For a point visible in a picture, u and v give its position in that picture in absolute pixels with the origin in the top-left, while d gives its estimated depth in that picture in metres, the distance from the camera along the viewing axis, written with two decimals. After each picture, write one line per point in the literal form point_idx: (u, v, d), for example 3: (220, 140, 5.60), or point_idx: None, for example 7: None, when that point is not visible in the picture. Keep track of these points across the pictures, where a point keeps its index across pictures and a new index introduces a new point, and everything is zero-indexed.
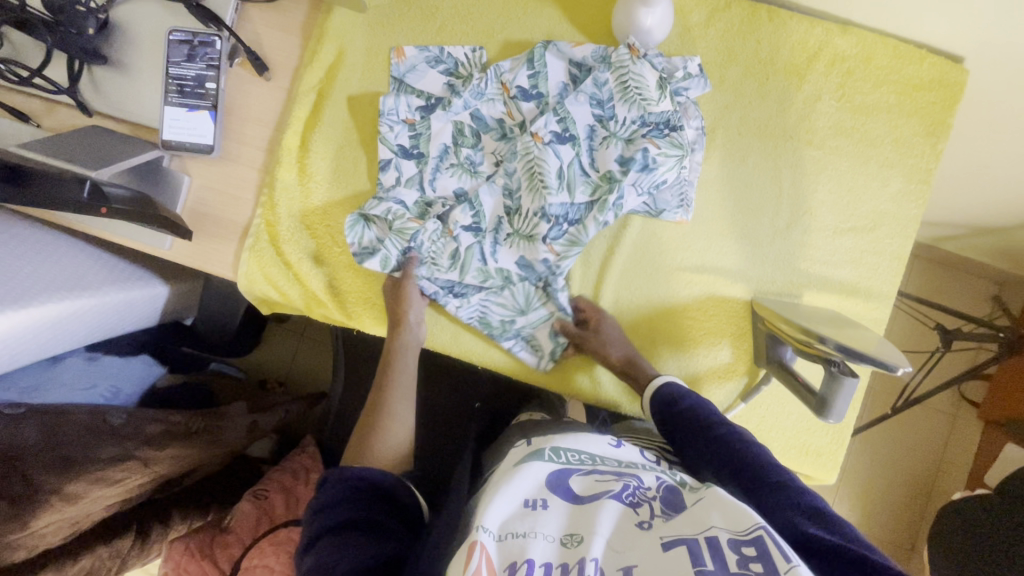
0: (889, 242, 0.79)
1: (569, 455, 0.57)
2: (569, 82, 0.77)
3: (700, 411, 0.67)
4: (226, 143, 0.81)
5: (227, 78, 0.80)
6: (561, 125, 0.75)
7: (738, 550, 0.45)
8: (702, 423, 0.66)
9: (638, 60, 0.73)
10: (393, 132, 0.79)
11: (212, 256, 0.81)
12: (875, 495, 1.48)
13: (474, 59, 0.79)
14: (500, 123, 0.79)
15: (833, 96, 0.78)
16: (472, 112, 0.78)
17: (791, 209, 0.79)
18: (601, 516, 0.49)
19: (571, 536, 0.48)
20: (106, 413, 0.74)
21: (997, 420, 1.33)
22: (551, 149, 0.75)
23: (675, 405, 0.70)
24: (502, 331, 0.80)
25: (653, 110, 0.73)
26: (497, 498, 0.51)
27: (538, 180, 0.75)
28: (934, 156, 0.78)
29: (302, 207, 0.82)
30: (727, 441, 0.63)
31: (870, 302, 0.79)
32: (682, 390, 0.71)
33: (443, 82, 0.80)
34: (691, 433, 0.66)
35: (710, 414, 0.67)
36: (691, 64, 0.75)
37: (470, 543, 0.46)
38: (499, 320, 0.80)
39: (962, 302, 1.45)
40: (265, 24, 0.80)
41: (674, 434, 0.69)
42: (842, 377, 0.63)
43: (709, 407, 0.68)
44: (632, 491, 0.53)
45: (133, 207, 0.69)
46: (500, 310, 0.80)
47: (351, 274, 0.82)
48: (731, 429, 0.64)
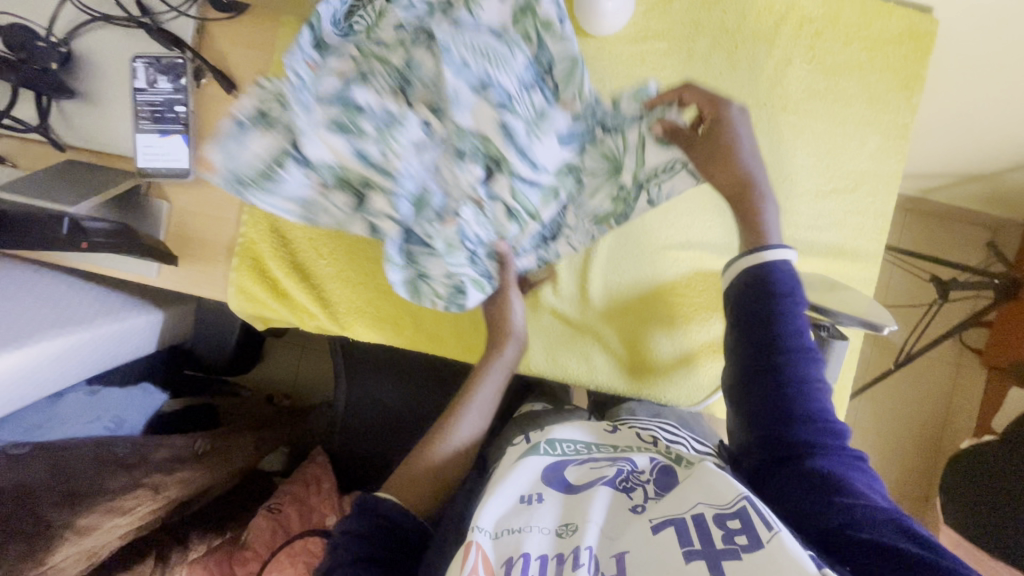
0: (872, 201, 0.79)
1: (564, 446, 0.63)
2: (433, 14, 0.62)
3: (783, 323, 0.59)
4: (202, 165, 0.81)
5: (196, 99, 0.80)
6: (472, 18, 0.62)
7: (724, 525, 0.47)
8: (773, 342, 0.58)
9: None
10: (238, 131, 0.57)
11: (201, 278, 0.82)
12: (887, 453, 1.49)
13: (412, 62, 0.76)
14: (387, 43, 0.62)
15: (804, 59, 0.77)
16: (360, 54, 0.62)
17: (771, 177, 0.78)
18: (594, 504, 0.53)
19: (565, 526, 0.52)
20: (111, 444, 0.75)
21: (1003, 366, 1.33)
22: (451, 20, 0.61)
23: (758, 302, 0.60)
24: (626, 198, 0.69)
25: (552, 10, 0.63)
26: (494, 496, 0.55)
27: (490, 55, 0.60)
28: (909, 110, 0.77)
29: (283, 223, 0.82)
30: (787, 372, 0.57)
31: (858, 263, 0.79)
32: (786, 288, 0.60)
33: None
34: (761, 343, 0.59)
35: (792, 328, 0.58)
36: None
37: (466, 543, 0.50)
38: (613, 199, 0.70)
39: (953, 251, 1.46)
40: (228, 41, 0.80)
41: (745, 334, 0.60)
42: (832, 339, 0.62)
43: (798, 321, 0.59)
44: (624, 477, 0.57)
45: (116, 237, 0.69)
46: (608, 195, 0.70)
47: (338, 285, 0.82)
48: (802, 354, 0.58)
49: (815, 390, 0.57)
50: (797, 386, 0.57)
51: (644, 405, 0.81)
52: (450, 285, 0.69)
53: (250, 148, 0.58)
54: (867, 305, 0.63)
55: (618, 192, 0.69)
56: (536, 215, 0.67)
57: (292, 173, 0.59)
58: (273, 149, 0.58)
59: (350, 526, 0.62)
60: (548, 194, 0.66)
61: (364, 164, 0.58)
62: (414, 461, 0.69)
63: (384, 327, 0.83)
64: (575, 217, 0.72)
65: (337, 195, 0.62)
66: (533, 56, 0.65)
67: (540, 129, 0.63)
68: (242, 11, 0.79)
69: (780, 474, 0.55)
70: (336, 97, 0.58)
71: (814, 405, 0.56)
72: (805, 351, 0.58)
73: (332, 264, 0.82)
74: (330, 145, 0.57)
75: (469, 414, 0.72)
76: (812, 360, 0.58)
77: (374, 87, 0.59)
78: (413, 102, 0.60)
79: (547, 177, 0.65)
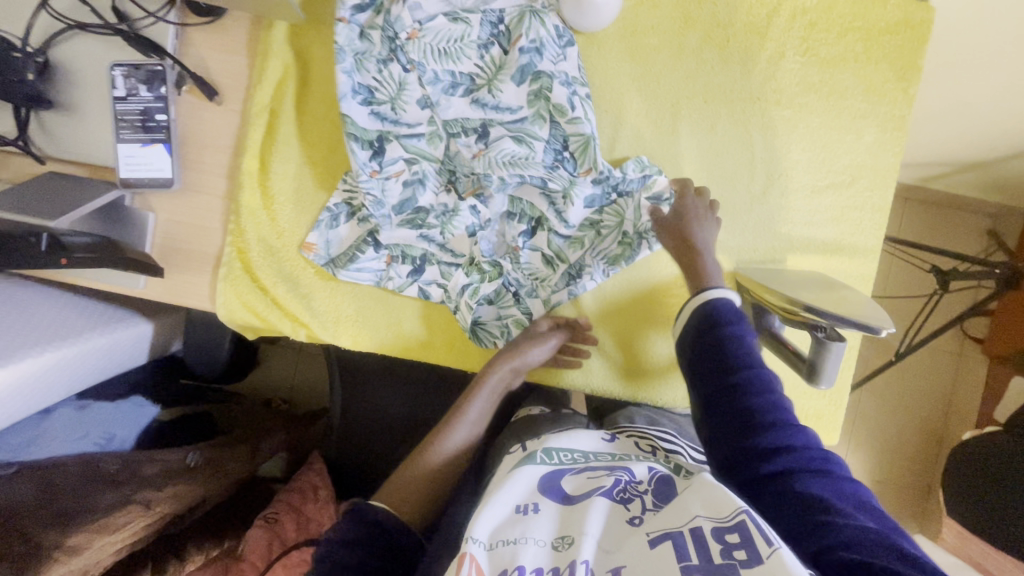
0: (869, 195, 0.77)
1: (560, 455, 0.62)
2: (457, 102, 0.76)
3: (730, 348, 0.62)
4: (185, 174, 0.80)
5: (177, 107, 0.78)
6: (494, 102, 0.74)
7: (723, 539, 0.46)
8: (725, 362, 0.62)
9: (517, 51, 0.72)
10: (331, 221, 0.81)
11: (188, 289, 0.80)
12: (889, 445, 1.48)
13: (387, 74, 0.75)
14: (427, 136, 0.77)
15: (798, 52, 0.75)
16: (410, 156, 0.78)
17: (766, 173, 0.77)
18: (591, 516, 0.53)
19: (562, 539, 0.51)
20: (99, 460, 0.74)
21: (1002, 355, 1.34)
22: (478, 108, 0.75)
23: (705, 334, 0.65)
24: (632, 243, 0.77)
25: (562, 91, 0.72)
26: (489, 506, 0.54)
27: (518, 160, 0.75)
28: (907, 101, 0.75)
29: (271, 231, 0.81)
30: (744, 391, 0.60)
31: (855, 259, 0.77)
32: (731, 316, 0.65)
33: (369, 112, 0.76)
34: (713, 365, 0.63)
35: (741, 351, 0.62)
36: (535, 26, 0.72)
37: (460, 554, 0.50)
38: (620, 247, 0.78)
39: (954, 240, 1.44)
40: (208, 46, 0.78)
41: (700, 367, 0.64)
42: (829, 341, 0.60)
43: (748, 344, 0.63)
44: (622, 488, 0.57)
45: (96, 250, 0.71)
46: (612, 240, 0.78)
47: (328, 293, 0.82)
48: (756, 375, 0.60)
49: (776, 406, 0.58)
50: (756, 405, 0.58)
51: (639, 409, 0.79)
52: (496, 326, 0.81)
53: (342, 236, 0.81)
54: (866, 307, 0.61)
55: (624, 238, 0.78)
56: (565, 259, 0.80)
57: (369, 253, 0.79)
58: (356, 241, 0.80)
59: (338, 529, 0.64)
60: (576, 241, 0.79)
61: (428, 244, 0.80)
62: (405, 474, 0.71)
63: (375, 334, 0.82)
64: (594, 257, 0.79)
65: (399, 265, 0.80)
66: (547, 134, 0.74)
67: (571, 195, 0.76)
68: (221, 15, 0.78)
69: (764, 491, 0.54)
70: (405, 202, 0.79)
71: (778, 422, 0.57)
72: (758, 371, 0.61)
73: (321, 272, 0.81)
74: (402, 236, 0.79)
75: (460, 429, 0.74)
76: (767, 378, 0.60)
77: (431, 187, 0.80)
78: (461, 193, 0.80)
79: (575, 231, 0.79)
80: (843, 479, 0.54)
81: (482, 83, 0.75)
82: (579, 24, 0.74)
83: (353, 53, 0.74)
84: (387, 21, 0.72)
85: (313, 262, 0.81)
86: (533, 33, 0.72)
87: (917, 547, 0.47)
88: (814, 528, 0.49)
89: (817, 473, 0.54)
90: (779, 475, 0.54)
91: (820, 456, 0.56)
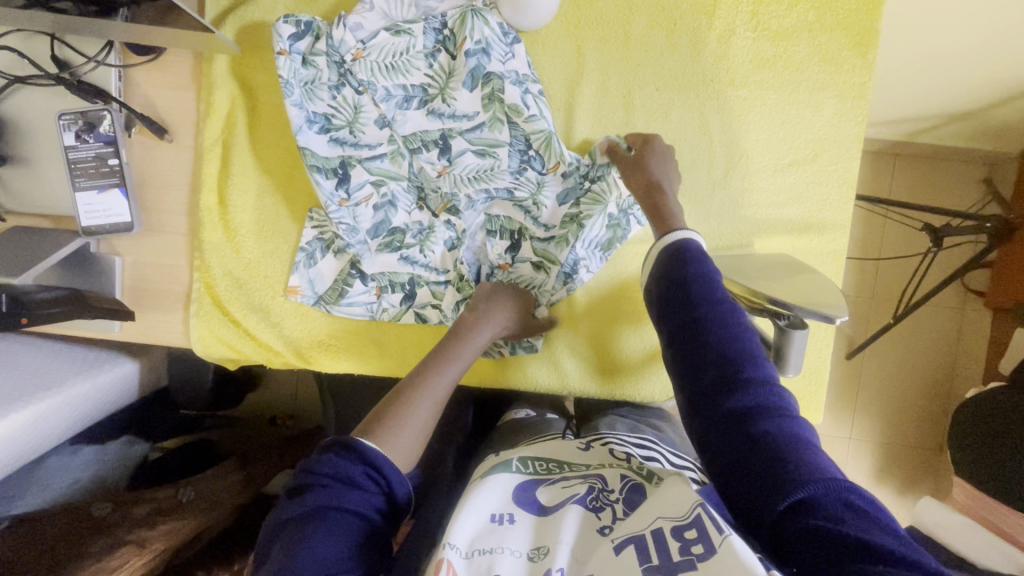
0: (834, 168, 0.74)
1: (536, 464, 0.63)
2: (414, 118, 0.75)
3: (696, 285, 0.58)
4: (146, 215, 0.80)
5: (130, 149, 0.78)
6: (450, 111, 0.74)
7: (681, 537, 0.48)
8: (693, 297, 0.58)
9: (463, 55, 0.71)
10: (308, 260, 0.80)
11: (163, 328, 0.81)
12: (897, 409, 1.45)
13: (341, 101, 0.75)
14: (389, 155, 0.77)
15: (747, 28, 0.73)
16: (375, 179, 0.77)
17: (725, 156, 0.75)
18: (565, 525, 0.53)
19: (538, 549, 0.52)
20: (90, 506, 0.77)
21: (1005, 306, 1.31)
22: (436, 119, 0.75)
23: (668, 274, 0.61)
24: (621, 227, 0.76)
25: (514, 91, 0.71)
26: (465, 512, 0.54)
27: (483, 174, 0.76)
28: (866, 68, 0.73)
29: (236, 263, 0.81)
30: (710, 328, 0.56)
31: (825, 236, 0.75)
32: (697, 255, 0.61)
33: (327, 141, 0.76)
34: (681, 301, 0.59)
35: (709, 290, 0.58)
36: (476, 26, 0.70)
37: (437, 562, 0.49)
38: (609, 233, 0.76)
39: (950, 191, 1.39)
40: (153, 85, 0.78)
41: (666, 306, 0.60)
42: (791, 329, 0.58)
43: (714, 281, 0.59)
44: (595, 496, 0.57)
45: (66, 304, 0.73)
46: (602, 227, 0.76)
47: (300, 319, 0.82)
48: (720, 312, 0.57)
49: (740, 341, 0.55)
50: (718, 340, 0.56)
51: (610, 416, 0.81)
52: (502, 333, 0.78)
53: (323, 274, 0.81)
54: (829, 290, 0.59)
55: (611, 221, 0.76)
56: (554, 261, 0.77)
57: (357, 286, 0.80)
58: (341, 275, 0.80)
59: (359, 479, 0.58)
60: (560, 240, 0.76)
61: (410, 266, 0.79)
62: (385, 420, 0.64)
63: (351, 355, 0.82)
64: (587, 249, 0.76)
65: (389, 295, 0.80)
66: (508, 138, 0.74)
67: (540, 198, 0.76)
68: (164, 54, 0.78)
69: (728, 436, 0.52)
70: (379, 225, 0.79)
71: (742, 357, 0.54)
72: (723, 309, 0.57)
73: (290, 300, 0.81)
74: (383, 262, 0.79)
75: (444, 375, 0.69)
76: (732, 315, 0.57)
77: (403, 206, 0.79)
78: (434, 210, 0.79)
79: (555, 231, 0.77)
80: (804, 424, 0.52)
81: (434, 92, 0.74)
82: (522, 24, 0.72)
83: (301, 83, 0.74)
84: (331, 46, 0.72)
85: (303, 304, 0.81)
86: (477, 34, 0.70)
87: (869, 503, 0.46)
88: (779, 480, 0.47)
89: (781, 414, 0.52)
90: (743, 420, 0.52)
91: (780, 396, 0.53)
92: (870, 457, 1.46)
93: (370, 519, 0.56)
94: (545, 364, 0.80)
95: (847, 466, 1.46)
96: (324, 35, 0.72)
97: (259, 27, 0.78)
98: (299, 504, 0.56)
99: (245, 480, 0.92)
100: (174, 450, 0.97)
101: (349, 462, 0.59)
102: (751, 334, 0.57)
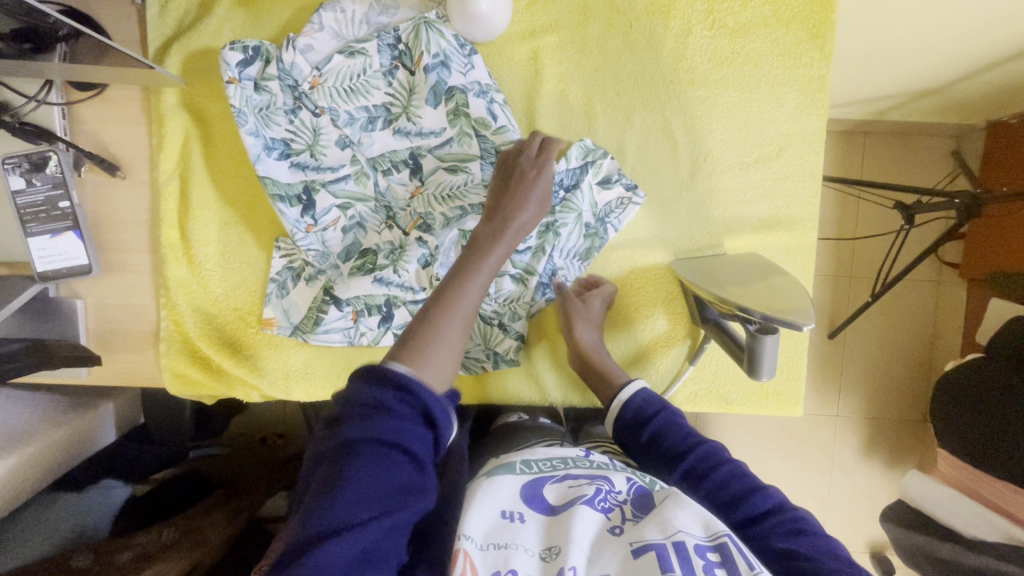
0: (800, 163, 0.74)
1: (539, 464, 0.60)
2: (378, 139, 0.74)
3: (664, 437, 0.65)
4: (106, 255, 0.78)
5: (83, 188, 0.76)
6: (415, 128, 0.72)
7: (705, 556, 0.48)
8: (666, 450, 0.64)
9: (423, 71, 0.69)
10: (279, 290, 0.78)
11: (133, 368, 0.80)
12: (881, 383, 1.47)
13: (299, 125, 0.73)
14: (353, 176, 0.74)
15: (704, 26, 0.72)
16: (341, 202, 0.74)
17: (690, 158, 0.74)
18: (576, 525, 0.51)
19: (549, 549, 0.50)
20: (71, 557, 0.75)
21: (980, 278, 1.33)
22: (401, 136, 0.73)
23: (639, 432, 0.66)
24: (599, 234, 0.75)
25: (478, 104, 0.70)
26: (477, 506, 0.53)
27: (456, 192, 0.74)
28: (824, 60, 0.72)
29: (202, 298, 0.79)
30: (702, 471, 0.61)
31: (795, 231, 0.75)
32: (655, 405, 0.68)
33: (288, 166, 0.73)
34: (660, 459, 0.65)
35: (679, 433, 0.65)
36: (433, 41, 0.69)
37: (454, 553, 0.49)
38: (586, 241, 0.75)
39: (922, 166, 1.39)
40: (101, 120, 0.76)
41: (651, 464, 0.65)
42: (762, 335, 0.59)
43: (679, 426, 0.65)
44: (603, 496, 0.55)
45: (26, 356, 0.69)
46: (580, 235, 0.75)
47: (272, 350, 0.80)
48: (704, 451, 0.63)
49: (738, 474, 0.60)
50: (720, 479, 0.60)
51: (605, 429, 0.85)
52: (485, 349, 0.77)
53: (297, 303, 0.77)
54: (798, 294, 0.58)
55: (587, 230, 0.75)
56: (533, 272, 0.74)
57: (333, 312, 0.75)
58: (316, 301, 0.76)
59: (394, 407, 0.48)
60: (536, 250, 0.74)
61: (386, 287, 0.74)
62: (415, 339, 0.53)
63: (328, 383, 0.80)
64: (564, 258, 0.76)
65: (366, 319, 0.76)
66: (478, 151, 0.72)
67: None
68: (109, 88, 0.75)
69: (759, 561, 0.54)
70: (350, 248, 0.76)
71: (746, 489, 0.58)
72: (703, 447, 0.63)
73: (261, 331, 0.79)
74: (358, 286, 0.74)
75: (478, 281, 0.58)
76: (713, 449, 0.63)
77: (372, 227, 0.76)
78: (405, 228, 0.75)
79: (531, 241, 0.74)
80: (818, 534, 0.54)
81: (398, 111, 0.73)
82: (476, 36, 0.71)
83: (255, 110, 0.72)
84: (283, 70, 0.70)
85: (279, 335, 0.78)
86: (434, 47, 0.69)
87: None
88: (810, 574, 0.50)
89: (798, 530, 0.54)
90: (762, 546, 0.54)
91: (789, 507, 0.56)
92: (858, 433, 1.48)
93: (415, 453, 0.48)
94: (524, 375, 0.79)
95: (836, 444, 1.48)
96: (274, 58, 0.70)
97: (207, 53, 0.75)
98: (334, 435, 0.48)
99: (229, 516, 0.89)
100: (171, 477, 0.96)
101: (380, 387, 0.48)
102: (737, 462, 0.62)
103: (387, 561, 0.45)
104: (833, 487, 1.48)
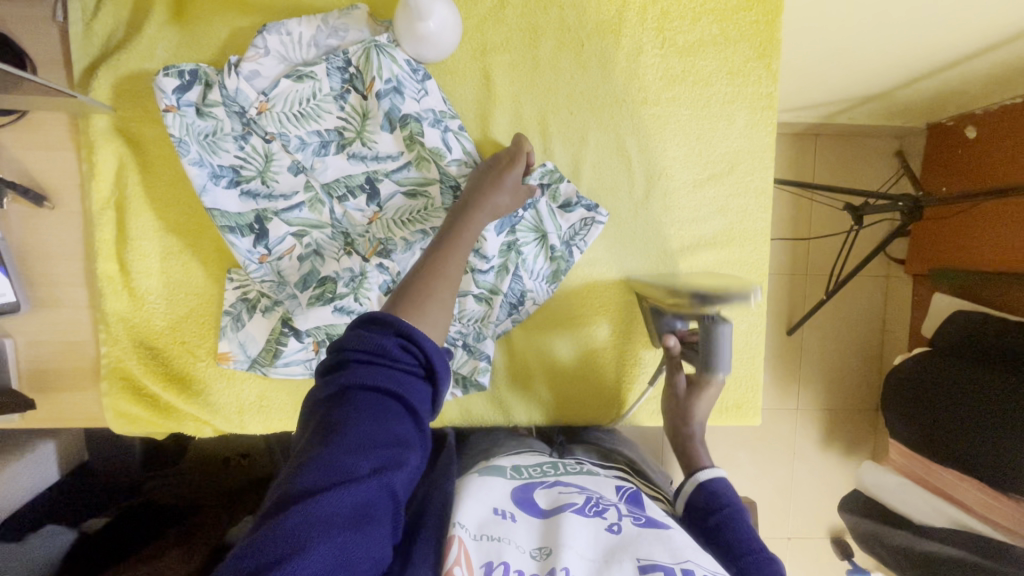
0: (751, 179, 0.75)
1: (529, 470, 0.62)
2: (333, 165, 0.71)
3: (732, 528, 0.60)
4: (36, 290, 0.73)
5: (7, 220, 0.71)
6: (371, 153, 0.70)
7: None
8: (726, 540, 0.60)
9: (375, 95, 0.67)
10: (234, 323, 0.74)
11: (73, 408, 0.75)
12: (836, 375, 1.53)
13: (249, 152, 0.70)
14: (307, 203, 0.71)
15: (655, 45, 0.72)
16: (296, 230, 0.72)
17: (645, 176, 0.75)
18: (570, 529, 0.49)
19: (541, 548, 0.48)
20: None
21: (923, 274, 1.40)
22: (356, 161, 0.71)
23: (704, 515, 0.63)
24: (565, 259, 0.74)
25: (433, 134, 0.69)
26: (469, 503, 0.54)
27: (416, 216, 0.72)
28: (771, 78, 0.73)
29: (145, 331, 0.75)
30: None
31: (749, 246, 0.76)
32: (727, 501, 0.64)
33: (239, 195, 0.71)
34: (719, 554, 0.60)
35: (744, 531, 0.60)
36: (384, 65, 0.66)
37: (448, 539, 0.49)
38: (552, 262, 0.74)
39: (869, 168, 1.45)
40: (23, 147, 0.71)
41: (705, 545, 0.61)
42: (717, 325, 0.65)
43: (745, 526, 0.61)
44: (594, 503, 0.54)
45: None
46: (546, 258, 0.74)
47: (224, 383, 0.77)
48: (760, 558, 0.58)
49: None
50: None
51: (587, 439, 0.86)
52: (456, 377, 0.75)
53: (254, 335, 0.74)
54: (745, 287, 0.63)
55: (554, 252, 0.74)
56: (497, 292, 0.72)
57: (292, 344, 0.72)
58: (273, 334, 0.73)
59: (393, 352, 0.46)
60: (501, 269, 0.72)
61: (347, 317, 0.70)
62: (411, 295, 0.51)
63: (284, 414, 0.78)
64: (533, 280, 0.74)
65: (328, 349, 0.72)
66: (437, 176, 0.71)
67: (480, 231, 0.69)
68: (30, 113, 0.70)
69: None
70: (307, 277, 0.72)
71: None
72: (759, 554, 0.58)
73: (212, 364, 0.76)
74: (316, 317, 0.70)
75: (461, 252, 0.57)
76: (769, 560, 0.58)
77: (330, 256, 0.72)
78: (365, 255, 0.72)
79: (495, 260, 0.72)
80: None
81: (351, 135, 0.70)
82: (426, 56, 0.69)
83: (198, 138, 0.69)
84: (226, 96, 0.67)
85: (236, 369, 0.75)
86: (386, 73, 0.67)
87: None
88: None
89: None
90: None
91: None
92: (817, 425, 1.53)
93: (413, 403, 0.46)
94: (487, 397, 0.78)
95: (797, 437, 1.53)
96: (216, 84, 0.67)
97: (139, 74, 0.71)
98: (331, 384, 0.46)
99: (186, 555, 0.81)
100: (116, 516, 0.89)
101: (379, 334, 0.47)
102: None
103: (384, 505, 0.44)
104: (795, 478, 1.53)
